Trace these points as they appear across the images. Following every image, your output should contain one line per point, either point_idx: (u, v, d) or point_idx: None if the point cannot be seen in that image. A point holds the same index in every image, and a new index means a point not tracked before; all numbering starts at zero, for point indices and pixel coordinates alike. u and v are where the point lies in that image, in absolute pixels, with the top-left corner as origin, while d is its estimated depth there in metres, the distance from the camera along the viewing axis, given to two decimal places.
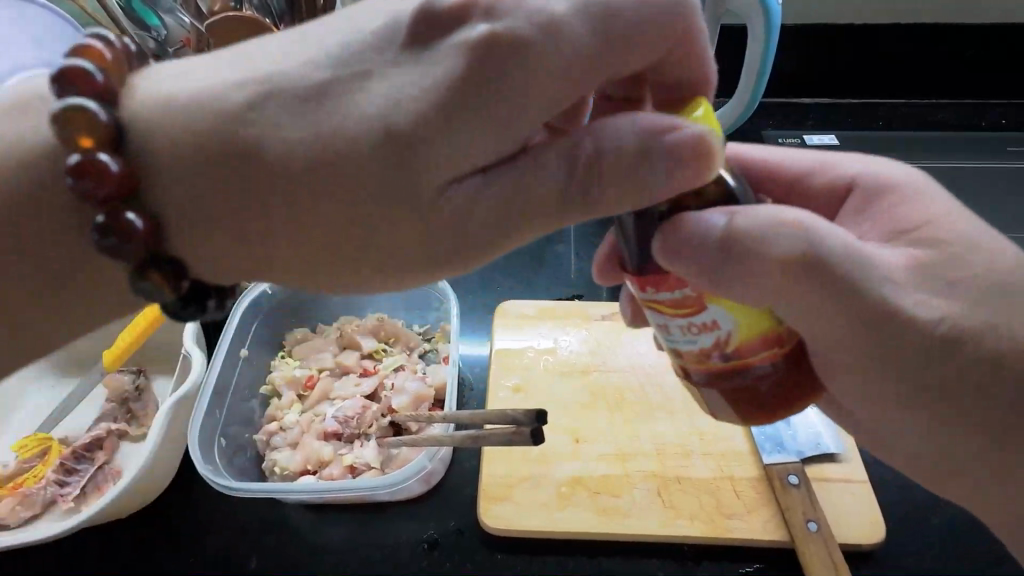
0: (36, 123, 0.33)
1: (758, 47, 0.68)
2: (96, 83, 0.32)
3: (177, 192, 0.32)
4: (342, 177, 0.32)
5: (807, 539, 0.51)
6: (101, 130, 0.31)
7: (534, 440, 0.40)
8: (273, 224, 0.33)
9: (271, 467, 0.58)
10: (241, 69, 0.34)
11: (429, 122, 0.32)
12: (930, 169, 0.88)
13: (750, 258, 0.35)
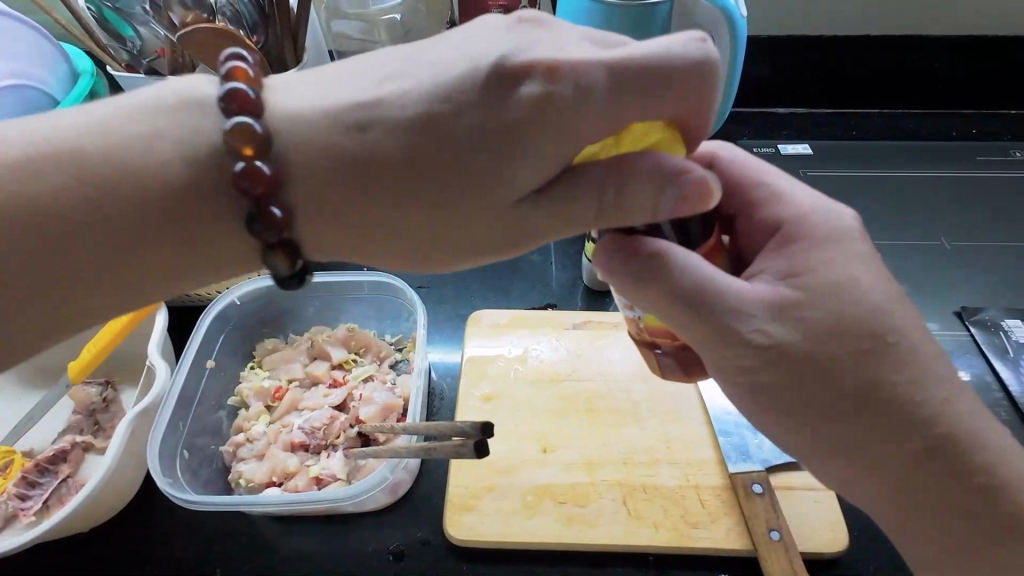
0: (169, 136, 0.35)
1: (726, 57, 0.69)
2: (257, 133, 0.34)
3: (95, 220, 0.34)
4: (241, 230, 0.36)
5: (768, 547, 0.52)
6: (258, 142, 0.34)
7: (479, 452, 0.41)
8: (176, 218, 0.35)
9: (236, 479, 0.58)
10: (337, 110, 0.35)
11: (320, 185, 0.35)
12: (900, 178, 0.90)
13: (656, 278, 0.38)
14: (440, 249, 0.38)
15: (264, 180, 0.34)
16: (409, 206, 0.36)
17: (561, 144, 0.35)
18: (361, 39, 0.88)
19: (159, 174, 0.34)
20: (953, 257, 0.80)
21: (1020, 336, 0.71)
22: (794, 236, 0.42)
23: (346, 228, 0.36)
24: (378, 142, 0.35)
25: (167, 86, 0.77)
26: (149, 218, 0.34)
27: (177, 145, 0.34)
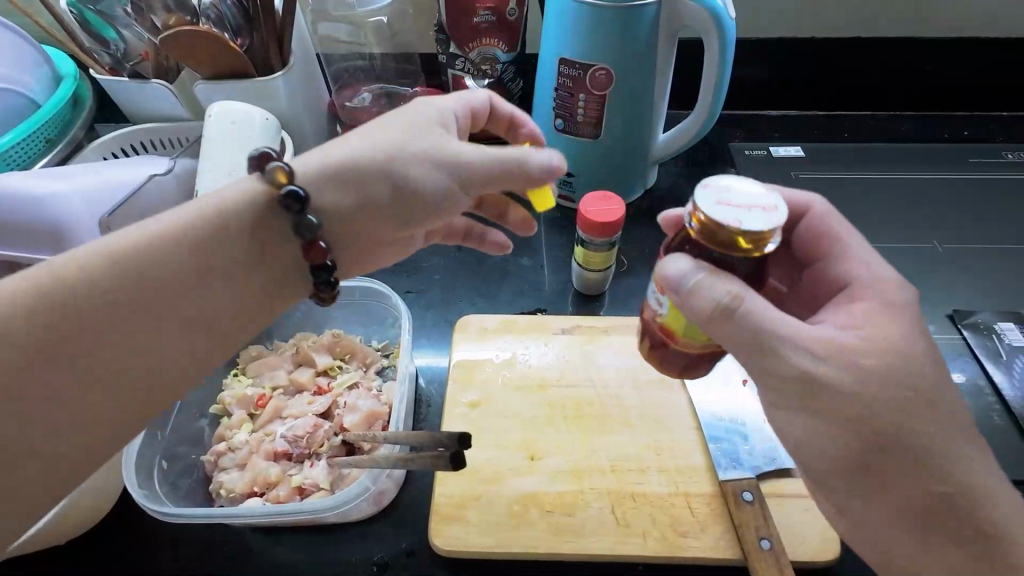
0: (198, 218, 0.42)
1: (715, 61, 0.69)
2: (285, 172, 0.43)
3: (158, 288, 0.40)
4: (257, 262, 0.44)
5: (758, 555, 0.51)
6: (286, 176, 0.43)
7: (456, 464, 0.40)
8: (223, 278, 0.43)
9: (217, 489, 0.56)
10: (336, 146, 0.47)
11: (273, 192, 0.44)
12: (891, 180, 0.89)
13: (728, 313, 0.39)
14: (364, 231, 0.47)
15: (297, 202, 0.42)
16: (337, 206, 0.45)
17: (432, 179, 0.46)
18: (351, 42, 0.89)
19: (174, 226, 0.42)
20: (946, 261, 0.80)
21: (1013, 339, 0.70)
22: (857, 292, 0.47)
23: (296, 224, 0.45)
24: (333, 162, 0.45)
25: (155, 92, 0.77)
26: (200, 278, 0.42)
27: (209, 221, 0.42)
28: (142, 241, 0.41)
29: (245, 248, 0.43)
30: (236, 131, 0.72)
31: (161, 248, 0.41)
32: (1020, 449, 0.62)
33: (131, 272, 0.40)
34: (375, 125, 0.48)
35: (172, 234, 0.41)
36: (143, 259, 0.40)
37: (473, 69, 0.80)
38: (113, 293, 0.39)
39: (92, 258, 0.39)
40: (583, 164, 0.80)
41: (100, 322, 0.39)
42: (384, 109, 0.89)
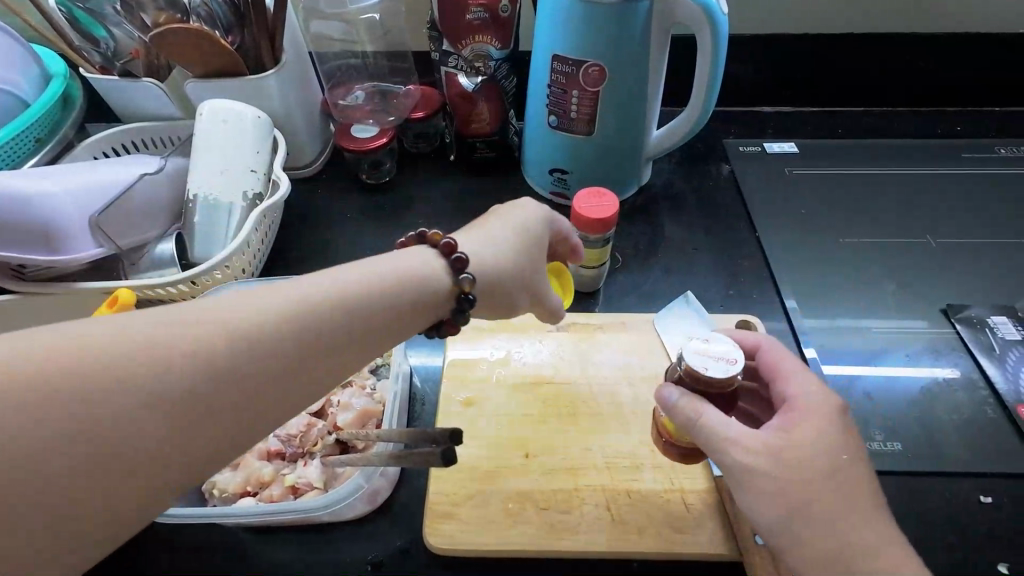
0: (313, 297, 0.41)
1: (708, 59, 0.69)
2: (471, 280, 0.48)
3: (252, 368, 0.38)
4: (354, 349, 0.43)
5: (753, 551, 0.51)
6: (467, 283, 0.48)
7: (446, 460, 0.39)
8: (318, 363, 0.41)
9: (209, 489, 0.56)
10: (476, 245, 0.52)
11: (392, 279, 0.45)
12: (885, 175, 0.90)
13: (695, 423, 0.48)
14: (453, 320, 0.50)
15: (465, 310, 0.49)
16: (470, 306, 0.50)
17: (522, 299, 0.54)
18: (343, 40, 0.89)
19: (343, 300, 0.42)
20: (938, 255, 0.80)
21: (1006, 333, 0.71)
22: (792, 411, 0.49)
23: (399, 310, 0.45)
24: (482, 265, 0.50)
25: (143, 89, 0.76)
26: (298, 360, 0.40)
27: (331, 301, 0.42)
28: (308, 311, 0.41)
29: (383, 333, 0.44)
30: (228, 130, 0.72)
31: (319, 323, 0.41)
32: (1011, 442, 0.63)
33: (299, 343, 0.40)
34: (514, 230, 0.54)
35: (331, 310, 0.42)
36: (248, 338, 0.38)
37: (466, 66, 0.80)
38: (271, 365, 0.39)
39: (256, 325, 0.39)
40: (577, 162, 0.80)
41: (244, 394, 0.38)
42: (377, 107, 0.88)
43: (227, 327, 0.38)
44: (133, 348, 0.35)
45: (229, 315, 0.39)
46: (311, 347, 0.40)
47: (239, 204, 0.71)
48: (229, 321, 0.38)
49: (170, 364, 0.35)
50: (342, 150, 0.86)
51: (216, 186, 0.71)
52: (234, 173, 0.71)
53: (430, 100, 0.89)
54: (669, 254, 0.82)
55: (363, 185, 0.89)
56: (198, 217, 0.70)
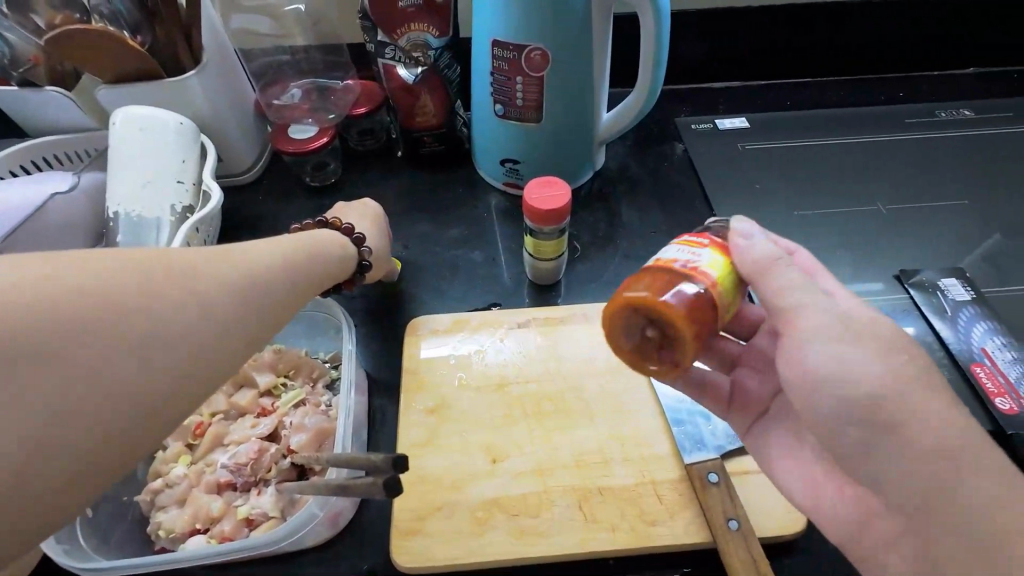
0: (259, 251, 0.44)
1: (651, 36, 0.67)
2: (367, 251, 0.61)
3: (228, 315, 0.38)
4: (301, 297, 0.46)
5: (728, 538, 0.50)
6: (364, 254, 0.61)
7: (388, 490, 0.37)
8: (278, 310, 0.43)
9: (156, 530, 0.52)
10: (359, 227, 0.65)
11: (317, 240, 0.52)
12: (834, 145, 0.90)
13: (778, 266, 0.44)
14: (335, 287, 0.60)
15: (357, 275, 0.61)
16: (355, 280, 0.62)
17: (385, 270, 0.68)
18: (270, 36, 0.83)
19: (315, 252, 0.50)
20: (888, 221, 0.81)
21: (957, 294, 0.72)
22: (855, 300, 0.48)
23: (329, 262, 0.52)
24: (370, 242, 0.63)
25: (48, 100, 0.70)
26: (263, 307, 0.41)
27: (281, 253, 0.45)
28: (291, 258, 0.46)
29: (321, 282, 0.50)
30: (148, 139, 0.67)
31: (297, 275, 0.46)
32: (964, 399, 0.64)
33: (291, 284, 0.44)
34: (369, 221, 0.67)
35: (303, 265, 0.47)
36: (219, 289, 0.38)
37: (404, 57, 0.76)
38: (269, 305, 0.42)
39: (253, 266, 0.42)
40: (528, 150, 0.77)
41: (245, 332, 0.40)
42: (315, 104, 0.83)
43: (194, 282, 0.37)
44: (143, 291, 0.34)
45: (220, 264, 0.40)
46: (272, 295, 0.42)
47: (167, 217, 0.66)
48: (229, 266, 0.40)
49: (187, 293, 0.36)
50: (281, 152, 0.81)
51: (140, 200, 0.65)
52: (159, 184, 0.66)
53: (372, 94, 0.85)
54: (628, 237, 0.80)
55: (309, 188, 0.85)
56: (121, 236, 0.64)
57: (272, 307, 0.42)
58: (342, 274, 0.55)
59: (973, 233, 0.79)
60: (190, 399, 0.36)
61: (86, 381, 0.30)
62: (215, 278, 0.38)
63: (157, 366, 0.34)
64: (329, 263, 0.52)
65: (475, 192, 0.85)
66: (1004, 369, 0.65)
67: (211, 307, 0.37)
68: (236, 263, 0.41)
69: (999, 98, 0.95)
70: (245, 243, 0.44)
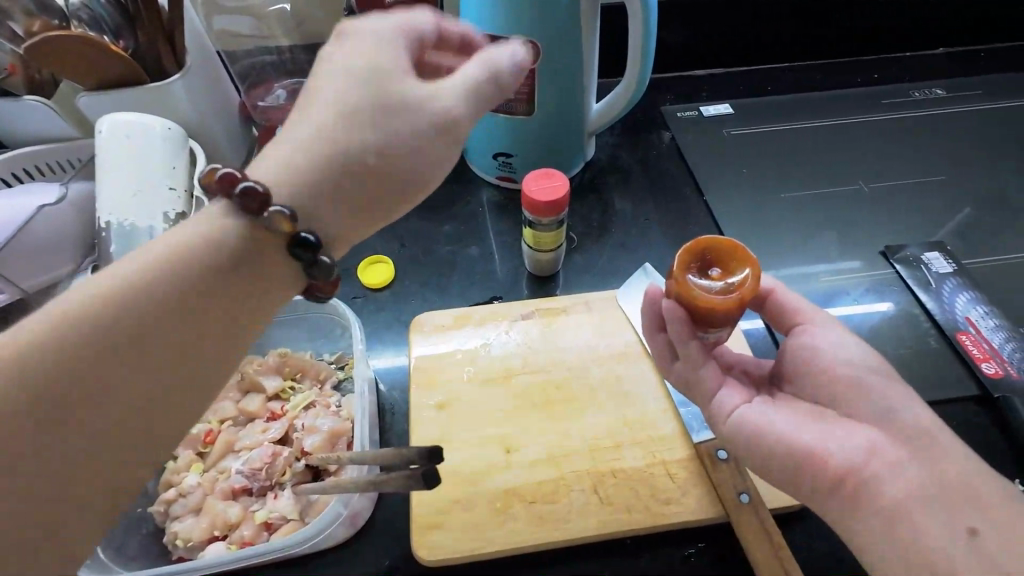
0: (131, 262, 0.39)
1: (640, 25, 0.68)
2: (255, 194, 0.40)
3: (94, 342, 0.36)
4: (189, 287, 0.39)
5: (739, 511, 0.52)
6: (259, 203, 0.40)
7: (427, 481, 0.38)
8: (164, 313, 0.38)
9: (172, 540, 0.52)
10: (280, 160, 0.43)
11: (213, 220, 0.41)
12: (815, 127, 0.93)
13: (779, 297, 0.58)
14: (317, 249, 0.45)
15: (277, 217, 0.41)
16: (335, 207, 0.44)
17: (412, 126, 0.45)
18: (253, 36, 0.82)
19: (201, 236, 0.41)
20: (870, 200, 0.84)
21: (940, 267, 0.75)
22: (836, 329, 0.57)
23: (223, 235, 0.41)
24: (297, 168, 0.43)
25: (26, 109, 0.68)
26: (144, 319, 0.38)
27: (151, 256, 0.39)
28: (170, 252, 0.39)
29: (229, 257, 0.41)
30: (135, 146, 0.65)
31: (181, 266, 0.39)
32: (951, 367, 0.67)
33: (169, 286, 0.39)
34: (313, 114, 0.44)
35: (189, 251, 0.40)
36: (75, 320, 0.36)
37: None
38: (146, 314, 0.38)
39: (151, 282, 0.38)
40: (520, 144, 0.77)
41: (135, 363, 0.37)
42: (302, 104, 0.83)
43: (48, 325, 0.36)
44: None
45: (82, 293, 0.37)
46: (147, 303, 0.38)
47: (160, 225, 0.64)
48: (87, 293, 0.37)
49: (51, 341, 0.35)
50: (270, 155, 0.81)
51: (130, 209, 0.64)
52: (150, 192, 0.65)
53: None
54: (621, 226, 0.82)
55: None
56: (114, 246, 0.63)
57: (155, 313, 0.38)
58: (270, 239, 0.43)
59: (950, 208, 0.83)
60: (84, 439, 0.36)
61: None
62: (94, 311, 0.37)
63: (28, 412, 0.34)
64: (223, 237, 0.41)
65: (468, 187, 0.85)
66: (988, 336, 0.68)
67: (81, 345, 0.36)
68: (102, 284, 0.38)
69: (969, 77, 0.98)
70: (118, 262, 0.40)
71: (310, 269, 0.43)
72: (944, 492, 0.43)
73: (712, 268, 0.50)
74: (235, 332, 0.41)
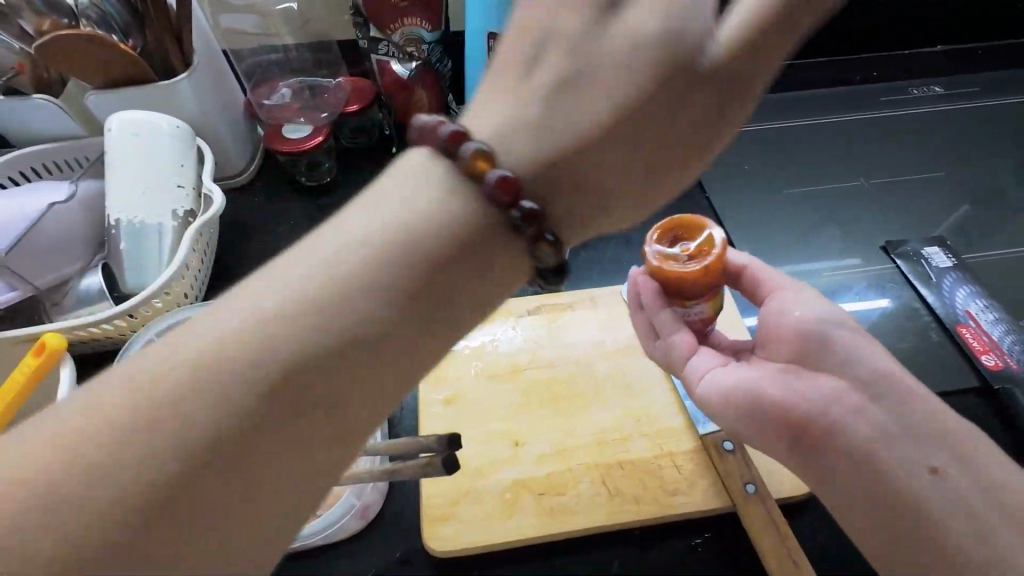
0: (243, 316, 0.27)
1: None
2: (509, 179, 0.30)
3: (201, 440, 0.25)
4: (340, 359, 0.28)
5: (746, 502, 0.53)
6: (505, 183, 0.30)
7: (448, 469, 0.41)
8: (308, 395, 0.27)
9: None
10: (428, 181, 0.31)
11: (361, 255, 0.29)
12: (815, 124, 0.94)
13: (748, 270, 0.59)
14: (481, 297, 0.32)
15: (512, 192, 0.31)
16: (584, 195, 0.33)
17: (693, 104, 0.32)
18: (259, 35, 0.83)
19: (363, 278, 0.29)
20: (870, 197, 0.84)
21: (940, 261, 0.76)
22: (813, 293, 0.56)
23: (372, 279, 0.29)
24: (515, 157, 0.32)
25: (34, 108, 0.68)
26: (272, 407, 0.27)
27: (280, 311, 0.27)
28: (308, 307, 0.28)
29: (397, 309, 0.29)
30: (143, 145, 0.66)
31: (331, 328, 0.28)
32: (952, 360, 0.68)
33: (315, 356, 0.27)
34: (527, 99, 0.32)
35: (342, 305, 0.28)
36: (167, 403, 0.25)
37: (398, 53, 0.76)
38: (280, 396, 0.27)
39: (316, 290, 0.28)
40: None
41: (282, 445, 0.27)
42: (306, 103, 0.83)
43: (133, 409, 0.25)
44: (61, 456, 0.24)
45: (181, 360, 0.26)
46: (278, 382, 0.27)
47: (169, 223, 0.65)
48: (187, 362, 0.26)
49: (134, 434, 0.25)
50: (275, 152, 0.81)
51: (139, 207, 0.64)
52: (159, 190, 0.65)
53: (363, 91, 0.84)
54: None
55: (303, 188, 0.84)
56: (124, 243, 0.63)
57: (292, 395, 0.27)
58: (430, 291, 0.30)
59: (948, 203, 0.84)
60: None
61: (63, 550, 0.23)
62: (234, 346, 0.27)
63: (119, 532, 0.24)
64: (381, 286, 0.29)
65: None
66: (988, 329, 0.69)
67: (190, 429, 0.25)
68: (205, 348, 0.27)
69: (966, 74, 1.00)
70: (218, 309, 0.28)
71: (548, 263, 0.33)
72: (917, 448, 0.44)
73: (680, 244, 0.52)
74: (393, 385, 0.30)
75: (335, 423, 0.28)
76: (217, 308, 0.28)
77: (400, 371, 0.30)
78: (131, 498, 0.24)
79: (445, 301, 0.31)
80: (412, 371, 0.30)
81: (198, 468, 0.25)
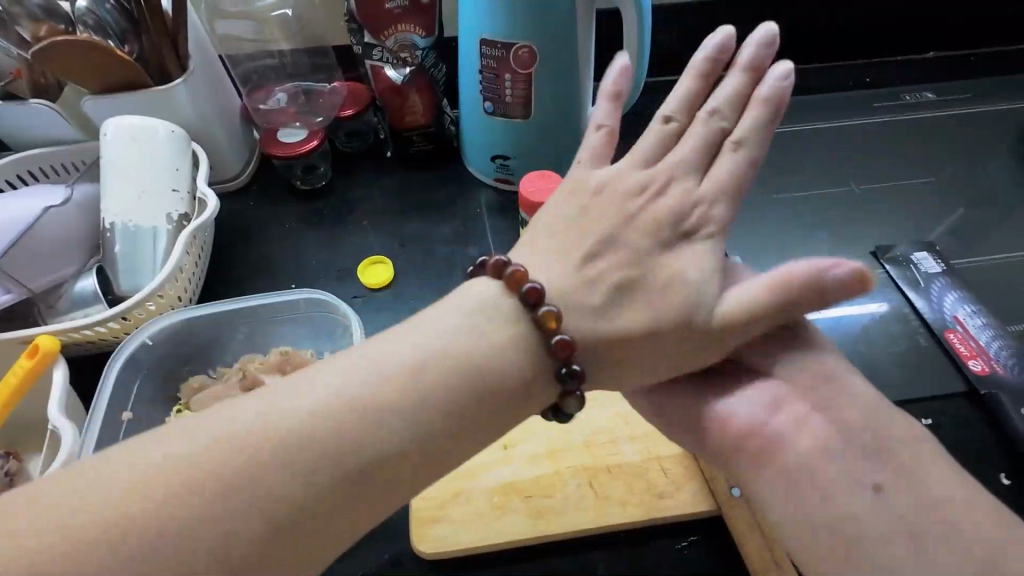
0: (315, 398, 0.38)
1: (634, 30, 0.69)
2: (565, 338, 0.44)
3: (283, 491, 0.35)
4: (396, 450, 0.38)
5: (731, 504, 0.53)
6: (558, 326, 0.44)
7: None
8: (367, 472, 0.37)
9: None
10: (473, 313, 0.44)
11: (416, 369, 0.40)
12: (808, 129, 0.94)
13: None
14: (504, 406, 0.42)
15: (566, 347, 0.43)
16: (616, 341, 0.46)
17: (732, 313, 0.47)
18: (256, 40, 0.84)
19: (422, 387, 0.40)
20: (861, 201, 0.85)
21: (929, 266, 0.76)
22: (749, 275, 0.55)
23: (419, 387, 0.40)
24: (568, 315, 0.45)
25: (33, 112, 0.69)
26: (338, 478, 0.36)
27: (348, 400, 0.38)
28: (376, 404, 0.38)
29: (441, 414, 0.39)
30: (139, 149, 0.66)
31: (390, 421, 0.38)
32: (939, 365, 0.68)
33: (378, 438, 0.38)
34: (566, 261, 0.48)
35: (401, 405, 0.39)
36: (256, 459, 0.35)
37: (392, 58, 0.77)
38: (349, 469, 0.37)
39: (403, 381, 0.39)
40: (517, 147, 0.79)
41: (345, 507, 0.37)
42: (301, 107, 0.84)
43: (233, 461, 0.35)
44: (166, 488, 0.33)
45: (268, 425, 0.36)
46: (343, 454, 0.37)
47: (164, 227, 0.66)
48: (277, 429, 0.36)
49: (231, 480, 0.34)
50: (270, 156, 0.81)
51: (135, 210, 0.65)
52: (154, 194, 0.66)
53: (358, 95, 0.85)
54: None
55: (298, 191, 0.84)
56: (119, 246, 0.64)
57: (352, 468, 0.37)
58: (466, 398, 0.40)
59: (939, 208, 0.84)
60: None
61: (218, 544, 0.33)
62: (346, 411, 0.38)
63: (209, 556, 0.33)
64: (430, 394, 0.39)
65: (466, 188, 0.86)
66: (976, 334, 0.70)
67: (275, 481, 0.35)
68: (287, 420, 0.37)
69: (958, 79, 1.00)
70: (291, 389, 0.39)
71: (570, 412, 0.45)
72: (859, 460, 0.43)
73: None
74: (430, 471, 0.39)
75: (378, 489, 0.38)
76: (290, 388, 0.39)
77: (439, 463, 0.40)
78: (222, 522, 0.33)
79: (478, 410, 0.41)
80: (451, 462, 0.40)
81: (282, 512, 0.35)
